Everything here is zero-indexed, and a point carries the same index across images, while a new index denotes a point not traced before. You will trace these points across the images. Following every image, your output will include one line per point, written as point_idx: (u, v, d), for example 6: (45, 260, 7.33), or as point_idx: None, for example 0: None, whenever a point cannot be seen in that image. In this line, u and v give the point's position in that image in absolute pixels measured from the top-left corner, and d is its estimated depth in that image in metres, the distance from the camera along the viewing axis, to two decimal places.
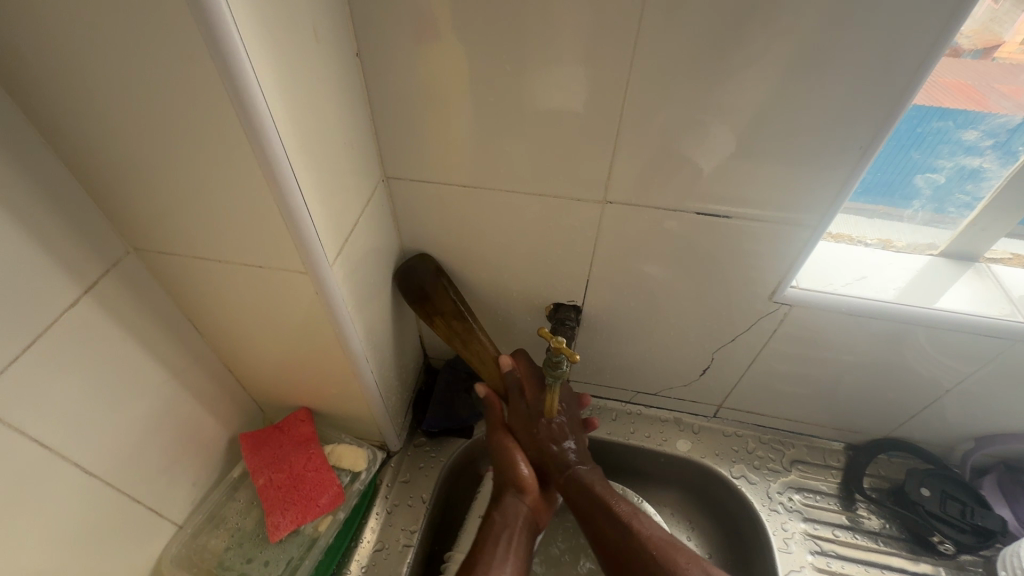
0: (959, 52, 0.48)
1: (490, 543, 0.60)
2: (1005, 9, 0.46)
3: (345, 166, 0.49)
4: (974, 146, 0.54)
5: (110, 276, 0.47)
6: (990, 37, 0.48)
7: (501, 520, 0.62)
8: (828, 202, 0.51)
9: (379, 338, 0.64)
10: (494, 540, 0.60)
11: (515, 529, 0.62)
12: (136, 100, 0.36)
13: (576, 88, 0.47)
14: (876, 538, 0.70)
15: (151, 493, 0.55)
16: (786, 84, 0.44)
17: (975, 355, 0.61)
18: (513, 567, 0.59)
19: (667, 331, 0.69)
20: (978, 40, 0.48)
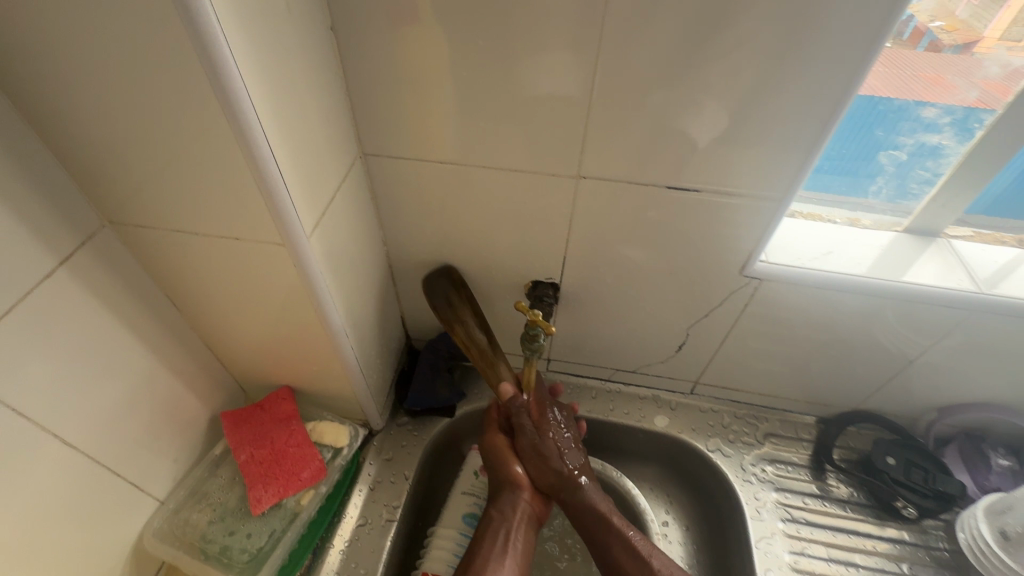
0: (940, 47, 0.52)
1: (488, 541, 0.62)
2: (981, 6, 0.50)
3: (321, 140, 0.49)
4: (934, 123, 0.56)
5: (85, 249, 0.46)
6: (969, 34, 0.51)
7: (499, 517, 0.64)
8: (793, 177, 0.52)
9: (359, 315, 0.65)
10: (493, 536, 0.63)
11: (513, 524, 0.64)
12: (107, 69, 0.36)
13: (549, 64, 0.48)
14: (843, 506, 0.73)
15: (132, 468, 0.55)
16: (752, 58, 0.45)
17: (934, 329, 0.64)
18: (509, 564, 0.61)
19: (644, 307, 0.70)
20: (959, 36, 0.51)
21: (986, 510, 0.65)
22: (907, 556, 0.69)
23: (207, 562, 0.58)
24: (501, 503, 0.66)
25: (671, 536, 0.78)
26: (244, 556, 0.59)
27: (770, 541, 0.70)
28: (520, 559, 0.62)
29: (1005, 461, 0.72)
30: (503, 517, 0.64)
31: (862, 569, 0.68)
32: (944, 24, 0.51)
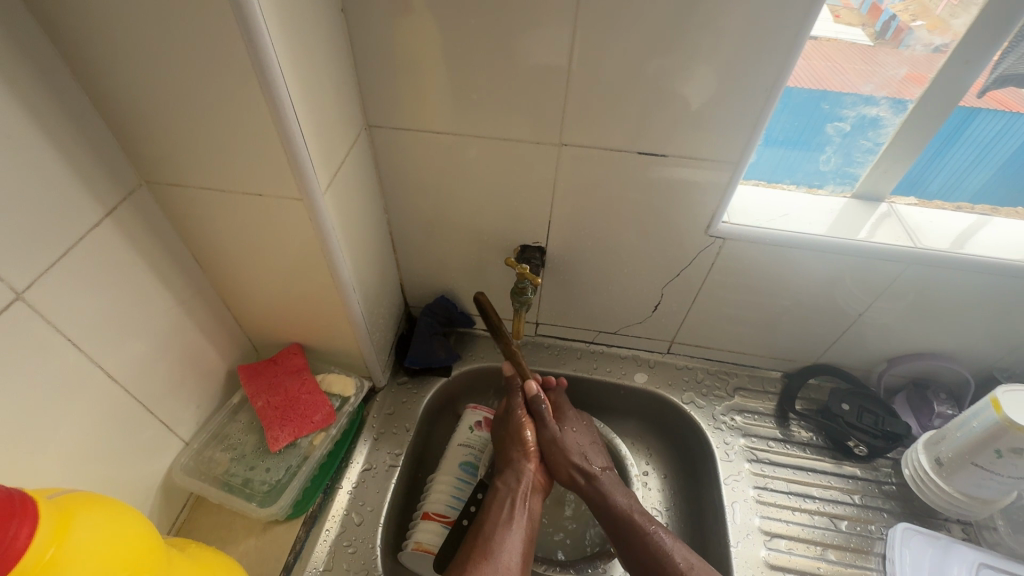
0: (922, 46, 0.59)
1: (496, 509, 0.69)
2: (957, 5, 0.56)
3: (334, 108, 0.55)
4: (872, 97, 0.64)
5: (126, 204, 0.53)
6: (945, 30, 0.58)
7: (505, 488, 0.72)
8: (746, 143, 0.60)
9: (364, 275, 0.71)
10: (500, 504, 0.70)
11: (518, 493, 0.71)
12: (157, 40, 0.43)
13: (535, 41, 0.55)
14: (804, 448, 0.81)
15: (161, 408, 0.61)
16: (709, 33, 0.52)
17: (878, 283, 0.72)
18: (516, 528, 0.68)
19: (623, 268, 0.77)
20: (941, 35, 0.58)
21: (925, 443, 0.72)
22: (860, 489, 0.77)
23: (231, 492, 0.65)
24: (506, 477, 0.73)
25: (650, 484, 0.85)
26: (264, 487, 0.66)
27: (737, 479, 0.78)
28: (526, 525, 0.69)
29: (947, 408, 0.79)
30: (509, 488, 0.72)
31: (818, 500, 0.75)
32: (926, 23, 0.59)
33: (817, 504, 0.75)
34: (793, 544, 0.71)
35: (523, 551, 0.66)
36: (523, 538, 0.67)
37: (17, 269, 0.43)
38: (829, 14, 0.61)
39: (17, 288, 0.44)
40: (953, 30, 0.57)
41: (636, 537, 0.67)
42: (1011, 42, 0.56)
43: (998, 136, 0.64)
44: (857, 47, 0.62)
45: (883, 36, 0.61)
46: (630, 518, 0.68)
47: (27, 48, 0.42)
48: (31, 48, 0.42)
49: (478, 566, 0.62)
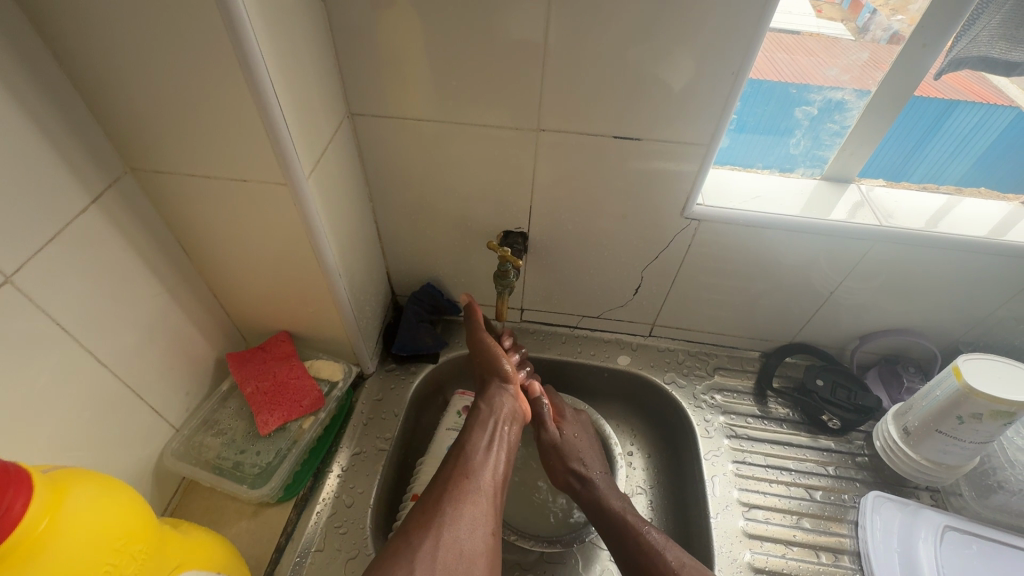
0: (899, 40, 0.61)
1: (478, 430, 0.71)
2: None
3: (316, 95, 0.57)
4: (836, 81, 0.66)
5: (111, 190, 0.54)
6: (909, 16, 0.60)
7: (489, 410, 0.74)
8: (716, 126, 0.62)
9: (350, 262, 0.72)
10: (482, 425, 0.72)
11: (501, 415, 0.73)
12: (140, 24, 0.44)
13: (514, 25, 0.56)
14: (781, 423, 0.84)
15: (151, 394, 0.62)
16: (677, 19, 0.54)
17: (846, 262, 0.75)
18: (497, 447, 0.70)
19: (603, 252, 0.79)
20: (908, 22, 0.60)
21: (894, 414, 0.75)
22: (835, 461, 0.79)
23: (222, 475, 0.66)
24: (490, 399, 0.75)
25: (634, 463, 0.88)
26: (255, 470, 0.67)
27: (716, 453, 0.80)
28: (507, 446, 0.71)
29: (916, 382, 0.83)
30: (491, 413, 0.73)
31: (793, 473, 0.78)
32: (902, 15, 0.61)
33: (792, 476, 0.78)
34: (770, 514, 0.74)
35: (504, 468, 0.68)
36: (503, 461, 0.69)
37: (5, 253, 0.44)
38: (813, 10, 0.65)
39: (5, 270, 0.45)
40: (911, 15, 0.59)
41: (632, 536, 0.67)
42: (962, 25, 0.58)
43: (977, 128, 0.67)
44: (838, 42, 0.66)
45: (862, 32, 0.64)
46: (626, 519, 0.69)
47: (10, 34, 0.42)
48: (14, 34, 0.43)
49: (458, 484, 0.64)
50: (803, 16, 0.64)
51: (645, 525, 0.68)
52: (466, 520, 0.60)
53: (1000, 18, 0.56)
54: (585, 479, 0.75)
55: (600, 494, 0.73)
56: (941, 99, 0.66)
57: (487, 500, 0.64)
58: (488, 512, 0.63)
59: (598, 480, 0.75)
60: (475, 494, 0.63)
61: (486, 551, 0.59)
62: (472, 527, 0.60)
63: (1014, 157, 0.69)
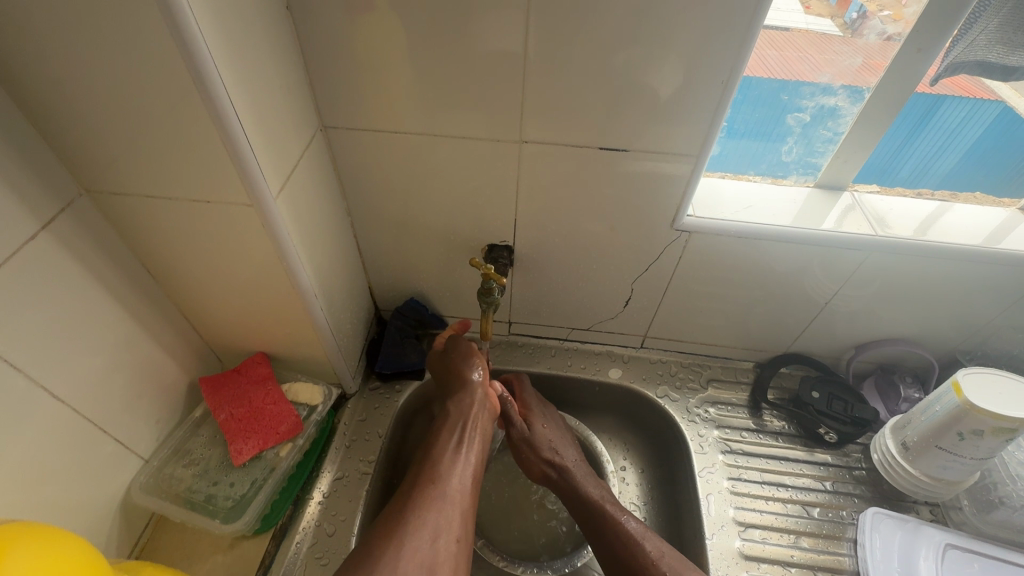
0: (887, 36, 0.59)
1: (445, 434, 0.68)
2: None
3: (283, 111, 0.54)
4: (829, 87, 0.64)
5: (65, 215, 0.50)
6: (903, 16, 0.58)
7: (457, 412, 0.71)
8: (706, 136, 0.59)
9: (328, 280, 0.69)
10: (450, 429, 0.69)
11: (470, 417, 0.71)
12: (85, 39, 0.41)
13: (491, 31, 0.53)
14: (777, 437, 0.82)
15: (116, 426, 0.59)
16: (663, 28, 0.51)
17: (841, 271, 0.72)
18: (466, 451, 0.67)
19: (592, 265, 0.77)
20: (903, 24, 0.58)
21: (892, 428, 0.73)
22: (832, 475, 0.77)
23: (193, 509, 0.63)
24: (458, 401, 0.72)
25: (627, 479, 0.85)
26: (228, 503, 0.64)
27: (711, 470, 0.78)
28: (477, 449, 0.69)
29: (914, 392, 0.81)
30: (460, 414, 0.71)
31: (791, 489, 0.76)
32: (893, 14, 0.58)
33: (790, 493, 0.76)
34: (766, 533, 0.72)
35: (474, 473, 0.66)
36: (472, 462, 0.67)
37: None
38: (800, 4, 0.61)
39: None
40: (907, 18, 0.57)
41: (611, 527, 0.66)
42: (965, 22, 0.56)
43: (965, 121, 0.64)
44: (828, 41, 0.62)
45: (851, 27, 0.61)
46: (602, 508, 0.68)
47: None
48: None
49: (423, 490, 0.61)
50: (791, 13, 0.61)
51: (625, 516, 0.67)
52: (428, 525, 0.57)
53: (999, 21, 0.53)
54: (561, 472, 0.73)
55: (578, 485, 0.71)
56: (932, 96, 0.64)
57: (455, 505, 0.60)
58: (456, 516, 0.60)
59: (575, 469, 0.73)
60: (441, 498, 0.60)
61: (450, 558, 0.56)
62: (437, 532, 0.57)
63: (1007, 152, 0.66)
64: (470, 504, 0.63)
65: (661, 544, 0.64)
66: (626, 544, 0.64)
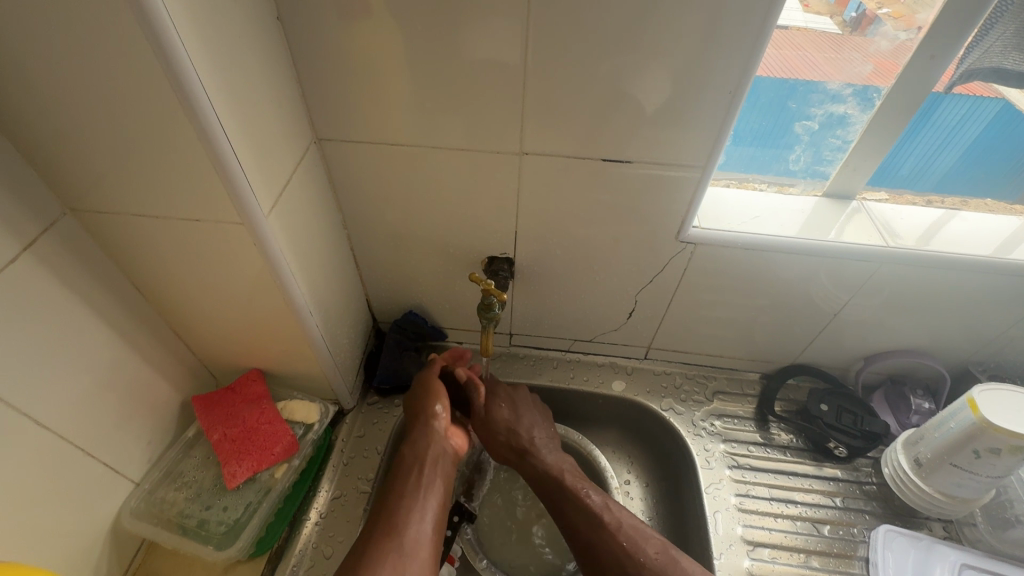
0: (886, 36, 0.58)
1: (402, 479, 0.65)
2: None
3: (275, 125, 0.52)
4: (838, 94, 0.62)
5: (49, 236, 0.48)
6: (909, 19, 0.56)
7: (412, 455, 0.68)
8: (712, 147, 0.58)
9: (323, 296, 0.68)
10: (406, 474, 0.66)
11: (427, 458, 0.67)
12: (64, 56, 0.39)
13: (489, 41, 0.51)
14: (785, 451, 0.80)
15: (105, 450, 0.57)
16: (667, 37, 0.50)
17: (851, 283, 0.71)
18: (425, 496, 0.64)
19: (594, 277, 0.75)
20: (902, 23, 0.57)
21: (904, 443, 0.71)
22: (841, 491, 0.76)
23: (186, 535, 0.62)
24: (414, 442, 0.69)
25: (632, 493, 0.83)
26: (221, 527, 0.62)
27: (718, 486, 0.76)
28: (439, 491, 0.66)
29: (924, 403, 0.79)
30: (416, 456, 0.68)
31: (800, 505, 0.74)
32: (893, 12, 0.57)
33: (799, 509, 0.74)
34: (776, 552, 0.70)
35: (436, 517, 0.63)
36: (433, 505, 0.63)
37: None
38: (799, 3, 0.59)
39: None
40: (918, 25, 0.56)
41: (572, 502, 0.68)
42: (977, 33, 0.54)
43: (964, 120, 0.63)
44: (825, 36, 0.60)
45: (850, 25, 0.60)
46: (562, 482, 0.70)
47: None
48: None
49: (380, 541, 0.57)
50: (790, 10, 0.59)
51: (585, 492, 0.68)
52: None
53: (1016, 27, 0.52)
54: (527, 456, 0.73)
55: (543, 467, 0.72)
56: (936, 94, 0.61)
57: (414, 557, 0.57)
58: (416, 568, 0.56)
59: (540, 451, 0.74)
60: (398, 551, 0.57)
61: None
62: None
63: (1006, 150, 0.65)
64: (433, 551, 0.59)
65: (622, 514, 0.67)
66: (590, 524, 0.66)
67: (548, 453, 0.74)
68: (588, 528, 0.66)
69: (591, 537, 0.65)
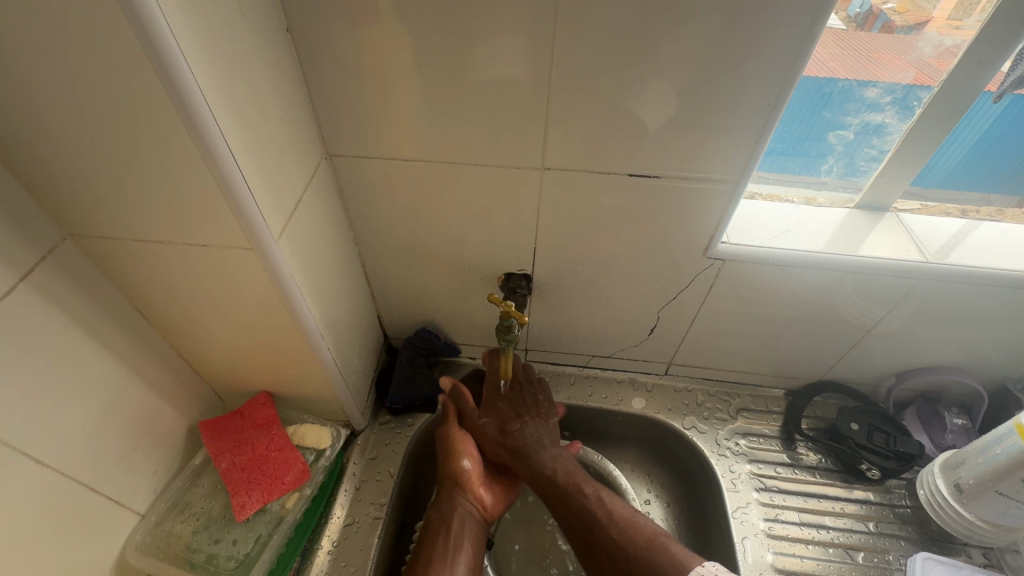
0: (893, 28, 0.55)
1: (430, 544, 0.63)
2: None
3: (284, 143, 0.49)
4: (876, 102, 0.59)
5: (46, 264, 0.46)
6: (918, 14, 0.55)
7: (438, 518, 0.66)
8: (745, 161, 0.55)
9: (335, 317, 0.65)
10: (432, 539, 0.64)
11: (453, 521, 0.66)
12: (60, 77, 0.36)
13: (509, 53, 0.48)
14: (813, 472, 0.77)
15: (109, 483, 0.55)
16: (701, 49, 0.47)
17: (886, 300, 0.67)
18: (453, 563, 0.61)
19: (615, 293, 0.72)
20: (909, 17, 0.55)
21: (941, 466, 0.68)
22: (874, 515, 0.73)
23: (194, 571, 0.59)
24: (440, 504, 0.68)
25: (653, 513, 0.81)
26: (231, 563, 0.60)
27: (745, 510, 0.73)
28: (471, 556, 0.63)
29: (959, 420, 0.77)
30: (442, 520, 0.66)
31: (831, 531, 0.72)
32: (896, 7, 0.55)
33: (830, 535, 0.71)
34: None
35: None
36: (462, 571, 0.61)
37: None
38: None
39: None
40: (932, 19, 0.54)
41: (570, 503, 0.64)
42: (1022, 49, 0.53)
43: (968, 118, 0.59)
44: (828, 33, 0.54)
45: (858, 22, 0.55)
46: (555, 481, 0.65)
47: None
48: None
49: None
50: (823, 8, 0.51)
51: (581, 491, 0.64)
52: None
53: None
54: (524, 455, 0.68)
55: (536, 466, 0.67)
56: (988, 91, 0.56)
57: None
58: None
59: (536, 448, 0.68)
60: None
61: None
62: None
63: (1013, 147, 0.61)
64: None
65: (619, 508, 0.62)
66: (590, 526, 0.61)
67: (546, 451, 0.68)
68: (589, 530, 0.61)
69: (592, 539, 0.61)
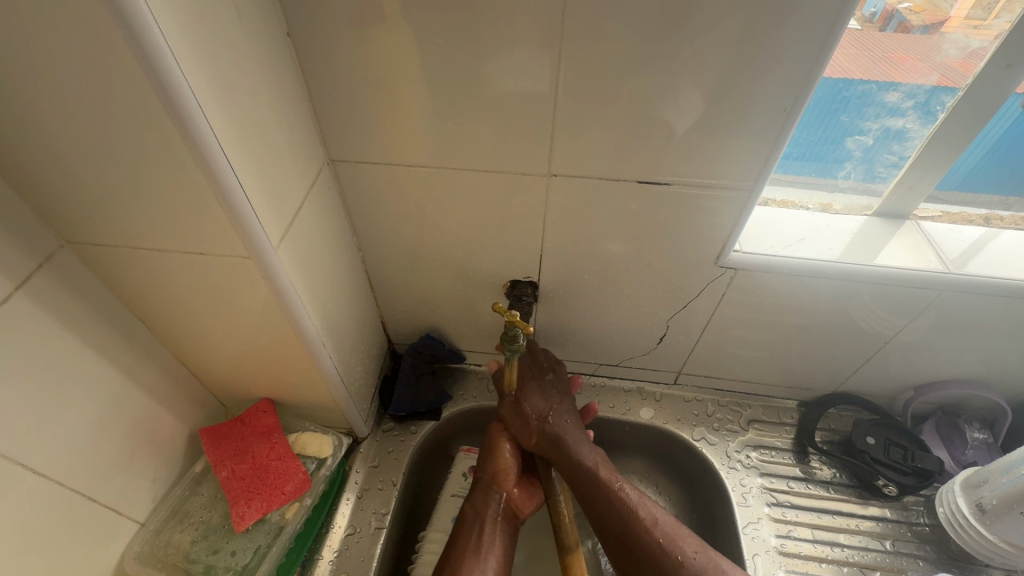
0: (908, 28, 0.52)
1: (464, 536, 0.64)
2: None
3: (284, 149, 0.48)
4: (897, 107, 0.56)
5: (42, 271, 0.45)
6: (936, 13, 0.51)
7: (474, 513, 0.66)
8: (758, 169, 0.53)
9: (336, 323, 0.64)
10: (467, 534, 0.64)
11: (487, 519, 0.65)
12: (49, 83, 0.35)
13: (513, 58, 0.47)
14: (828, 487, 0.75)
15: (108, 492, 0.54)
16: (714, 51, 0.45)
17: (906, 310, 0.65)
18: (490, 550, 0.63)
19: (623, 302, 0.70)
20: (926, 16, 0.51)
21: (962, 484, 0.66)
22: (890, 533, 0.71)
23: None
24: (474, 498, 0.68)
25: None
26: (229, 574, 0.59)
27: (757, 526, 0.71)
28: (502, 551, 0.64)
29: (979, 435, 0.74)
30: (477, 512, 0.66)
31: (846, 549, 0.70)
32: (913, 5, 0.51)
33: (844, 553, 0.69)
34: None
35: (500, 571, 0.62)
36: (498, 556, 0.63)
37: None
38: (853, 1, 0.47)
39: None
40: (949, 19, 0.51)
41: (605, 496, 0.62)
42: None
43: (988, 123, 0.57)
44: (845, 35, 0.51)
45: (874, 21, 0.51)
46: (596, 476, 0.63)
47: None
48: None
49: None
50: None
51: (619, 483, 0.63)
52: None
53: None
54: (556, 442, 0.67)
55: (571, 454, 0.66)
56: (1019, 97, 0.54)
57: None
58: None
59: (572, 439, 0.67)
60: None
61: None
62: None
63: None
64: None
65: (660, 513, 0.61)
66: (630, 526, 0.60)
67: (584, 447, 0.67)
68: (628, 527, 0.60)
69: (629, 538, 0.60)
